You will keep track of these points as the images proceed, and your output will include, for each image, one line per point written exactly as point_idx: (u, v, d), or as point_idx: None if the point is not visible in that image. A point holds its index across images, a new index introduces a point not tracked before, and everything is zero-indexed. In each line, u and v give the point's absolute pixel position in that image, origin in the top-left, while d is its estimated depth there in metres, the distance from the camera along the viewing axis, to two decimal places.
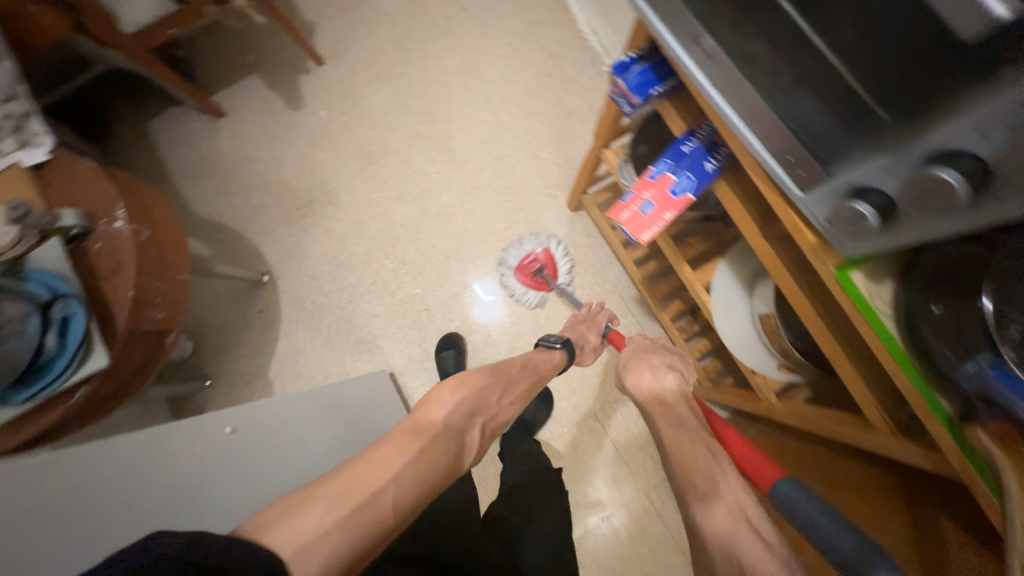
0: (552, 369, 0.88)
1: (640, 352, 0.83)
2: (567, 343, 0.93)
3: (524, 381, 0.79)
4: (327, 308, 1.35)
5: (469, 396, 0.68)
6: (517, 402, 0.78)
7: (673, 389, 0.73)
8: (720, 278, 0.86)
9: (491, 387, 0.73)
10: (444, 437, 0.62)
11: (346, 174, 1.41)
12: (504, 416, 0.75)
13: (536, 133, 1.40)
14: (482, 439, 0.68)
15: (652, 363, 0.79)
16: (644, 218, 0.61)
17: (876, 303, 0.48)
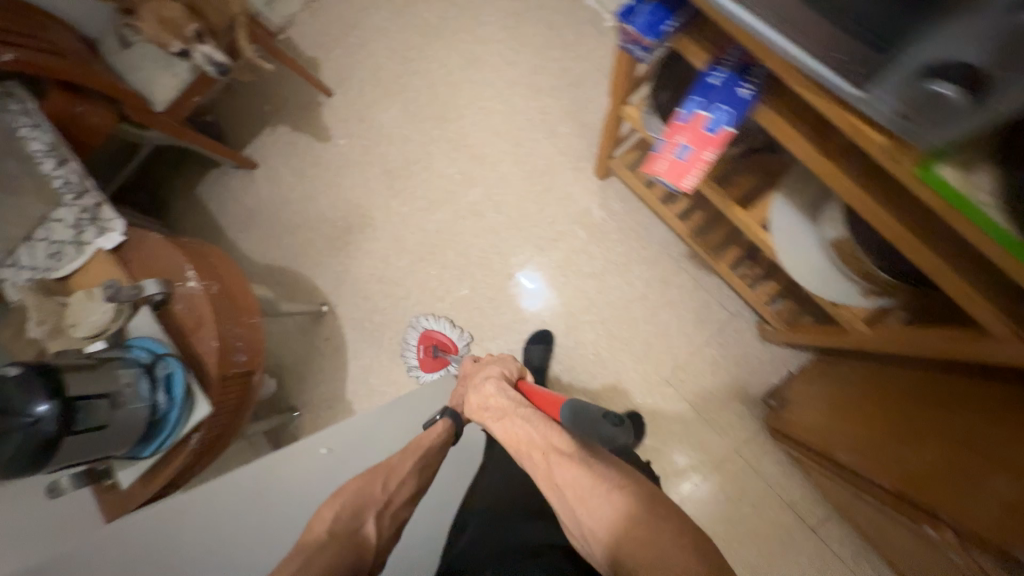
0: (441, 436, 0.81)
1: (477, 371, 0.86)
2: (446, 410, 0.85)
3: (408, 461, 0.76)
4: (384, 324, 1.41)
5: (349, 499, 0.69)
6: (412, 479, 0.75)
7: (493, 393, 0.79)
8: (779, 213, 0.79)
9: (371, 479, 0.71)
10: (330, 544, 0.63)
11: (376, 194, 1.46)
12: (402, 498, 0.73)
13: (551, 109, 1.36)
14: (379, 530, 0.69)
15: (476, 381, 0.83)
16: (683, 164, 0.57)
17: (973, 194, 0.41)
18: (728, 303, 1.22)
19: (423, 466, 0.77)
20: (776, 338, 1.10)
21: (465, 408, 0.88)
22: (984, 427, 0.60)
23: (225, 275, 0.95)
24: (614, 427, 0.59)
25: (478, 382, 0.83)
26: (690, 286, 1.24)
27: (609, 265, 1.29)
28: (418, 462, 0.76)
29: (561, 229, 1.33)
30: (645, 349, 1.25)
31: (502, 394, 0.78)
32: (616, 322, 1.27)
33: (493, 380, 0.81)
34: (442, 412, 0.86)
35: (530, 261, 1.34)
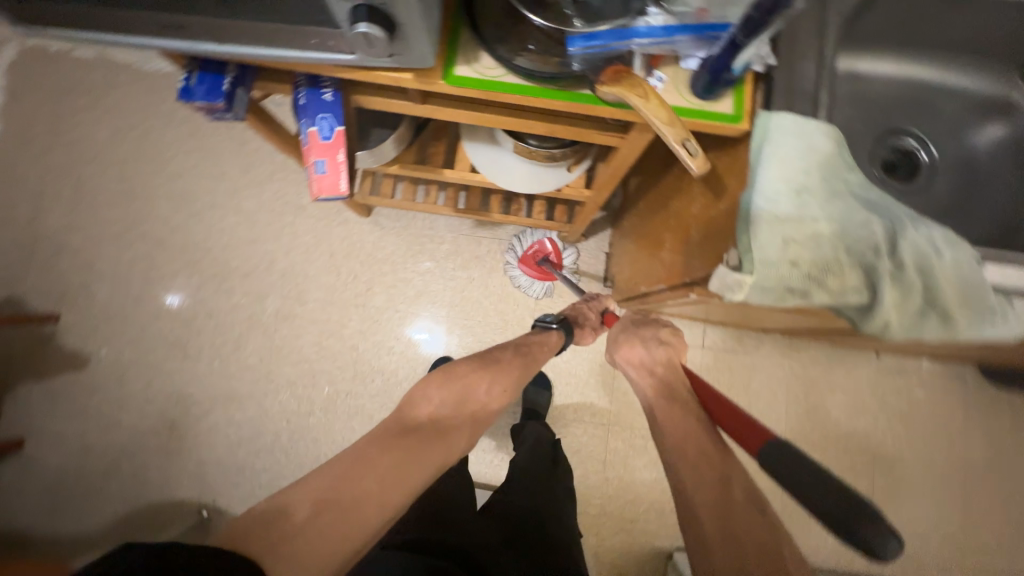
0: (552, 348, 0.89)
1: (632, 326, 0.87)
2: (563, 322, 0.93)
3: (515, 370, 0.82)
4: (276, 478, 1.27)
5: (450, 399, 0.76)
6: (503, 396, 0.80)
7: (661, 364, 0.80)
8: (474, 155, 0.90)
9: (476, 376, 0.79)
10: (424, 431, 0.71)
11: (180, 371, 1.32)
12: (494, 402, 0.79)
13: (285, 189, 1.36)
14: (468, 437, 0.76)
15: (642, 334, 0.84)
16: (326, 175, 0.62)
17: (489, 74, 0.51)
18: (532, 236, 1.34)
19: (523, 376, 0.84)
20: (575, 236, 1.24)
21: (580, 323, 0.96)
22: (681, 202, 0.74)
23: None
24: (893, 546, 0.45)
25: (635, 338, 0.84)
26: (495, 246, 1.34)
27: (428, 275, 1.34)
28: (519, 372, 0.83)
29: (369, 276, 1.34)
30: (502, 317, 1.32)
31: (669, 366, 0.79)
32: (466, 314, 1.32)
33: (646, 347, 0.82)
34: (556, 321, 0.93)
35: (364, 320, 1.33)
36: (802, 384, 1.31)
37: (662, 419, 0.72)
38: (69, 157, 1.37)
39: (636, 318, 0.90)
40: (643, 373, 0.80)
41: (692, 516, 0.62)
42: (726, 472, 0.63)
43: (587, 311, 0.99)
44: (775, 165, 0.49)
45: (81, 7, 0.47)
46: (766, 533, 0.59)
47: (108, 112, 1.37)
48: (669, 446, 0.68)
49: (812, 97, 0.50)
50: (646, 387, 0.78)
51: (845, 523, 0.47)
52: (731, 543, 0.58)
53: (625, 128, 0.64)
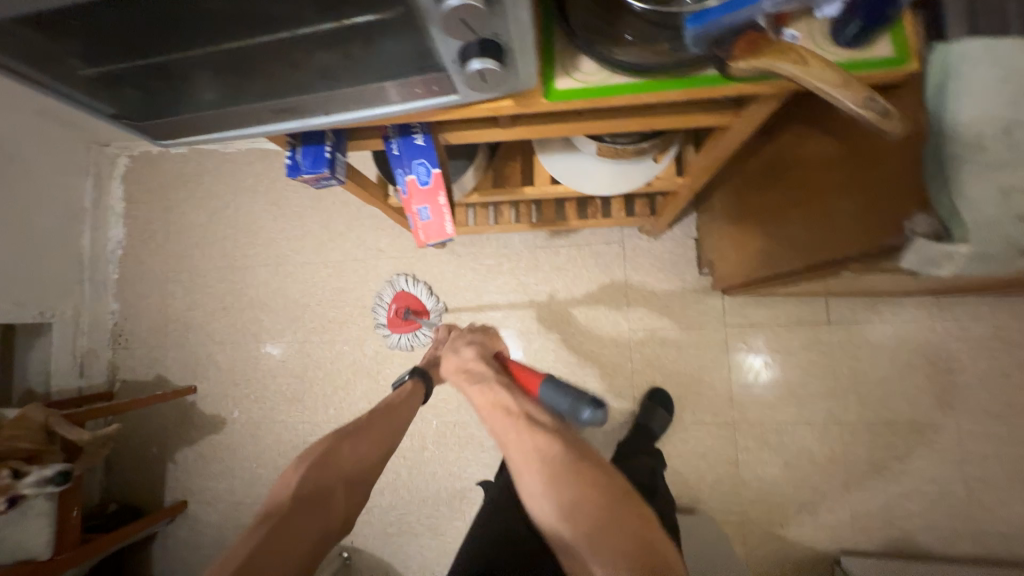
0: (413, 395, 0.81)
1: (453, 335, 0.78)
2: (416, 368, 0.85)
3: (378, 422, 0.73)
4: (402, 514, 1.31)
5: (313, 461, 0.65)
6: (381, 445, 0.71)
7: (476, 359, 0.71)
8: (554, 166, 0.86)
9: (330, 447, 0.67)
10: (292, 512, 0.59)
11: (301, 423, 1.41)
12: (369, 456, 0.69)
13: (364, 235, 1.43)
14: (343, 510, 0.63)
15: (456, 343, 0.75)
16: (433, 220, 0.61)
17: (594, 79, 0.47)
18: (610, 235, 1.28)
19: (396, 424, 0.74)
20: (661, 226, 1.16)
21: (438, 360, 0.87)
22: (805, 170, 0.65)
23: None
24: (594, 412, 0.59)
25: (449, 349, 0.74)
26: (574, 252, 1.29)
27: (509, 292, 1.32)
28: (386, 424, 0.73)
29: (453, 305, 1.35)
30: (593, 324, 1.26)
31: (483, 359, 0.71)
32: (556, 327, 1.28)
33: (473, 344, 0.74)
34: (410, 372, 0.85)
35: None
36: (962, 344, 1.11)
37: (480, 408, 0.63)
38: (181, 245, 1.53)
39: (459, 329, 0.81)
40: (459, 375, 0.70)
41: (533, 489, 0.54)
42: (528, 414, 0.60)
43: (438, 339, 0.90)
44: (973, 97, 0.40)
45: (204, 113, 0.50)
46: (621, 505, 0.53)
47: (205, 198, 1.53)
48: (484, 418, 0.63)
49: (1005, 7, 0.41)
50: (466, 380, 0.68)
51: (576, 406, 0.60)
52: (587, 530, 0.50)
53: (738, 102, 0.57)
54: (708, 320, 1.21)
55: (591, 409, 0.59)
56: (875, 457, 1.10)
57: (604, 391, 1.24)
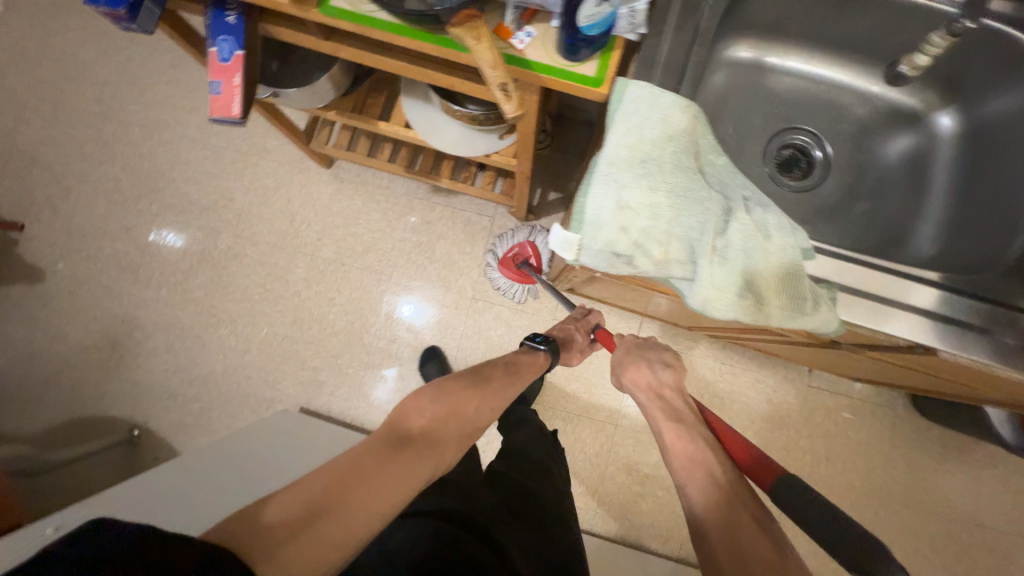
0: (541, 369, 0.81)
1: (633, 349, 0.79)
2: (549, 342, 0.84)
3: (507, 387, 0.73)
4: (204, 407, 1.32)
5: (444, 405, 0.64)
6: (498, 407, 0.71)
7: (672, 388, 0.71)
8: (409, 110, 0.91)
9: (468, 397, 0.67)
10: (419, 453, 0.59)
11: (129, 294, 1.37)
12: (488, 413, 0.69)
13: (251, 130, 1.39)
14: (454, 450, 0.64)
15: (649, 356, 0.76)
16: (223, 96, 0.63)
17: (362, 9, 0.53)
18: (483, 209, 1.35)
19: (519, 385, 0.76)
20: (522, 212, 1.24)
21: (568, 349, 0.89)
22: None
23: None
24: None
25: (643, 362, 0.75)
26: (448, 213, 1.35)
27: (376, 233, 1.36)
28: (513, 382, 0.74)
29: (322, 225, 1.37)
30: (444, 284, 1.34)
31: (676, 389, 0.71)
32: (410, 277, 1.35)
33: (671, 368, 0.74)
34: (544, 342, 0.85)
35: (311, 268, 1.36)
36: (729, 390, 1.31)
37: (672, 448, 0.63)
38: (49, 73, 1.40)
39: (636, 340, 0.81)
40: (653, 398, 0.71)
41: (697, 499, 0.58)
42: (726, 471, 0.59)
43: (575, 336, 0.92)
44: (626, 128, 0.50)
45: None
46: None
47: (91, 34, 1.41)
48: (679, 468, 0.61)
49: (674, 74, 0.52)
50: (652, 408, 0.70)
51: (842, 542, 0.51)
52: (731, 542, 0.53)
53: None
54: (542, 308, 1.32)
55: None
56: (634, 461, 1.27)
57: (432, 345, 1.32)
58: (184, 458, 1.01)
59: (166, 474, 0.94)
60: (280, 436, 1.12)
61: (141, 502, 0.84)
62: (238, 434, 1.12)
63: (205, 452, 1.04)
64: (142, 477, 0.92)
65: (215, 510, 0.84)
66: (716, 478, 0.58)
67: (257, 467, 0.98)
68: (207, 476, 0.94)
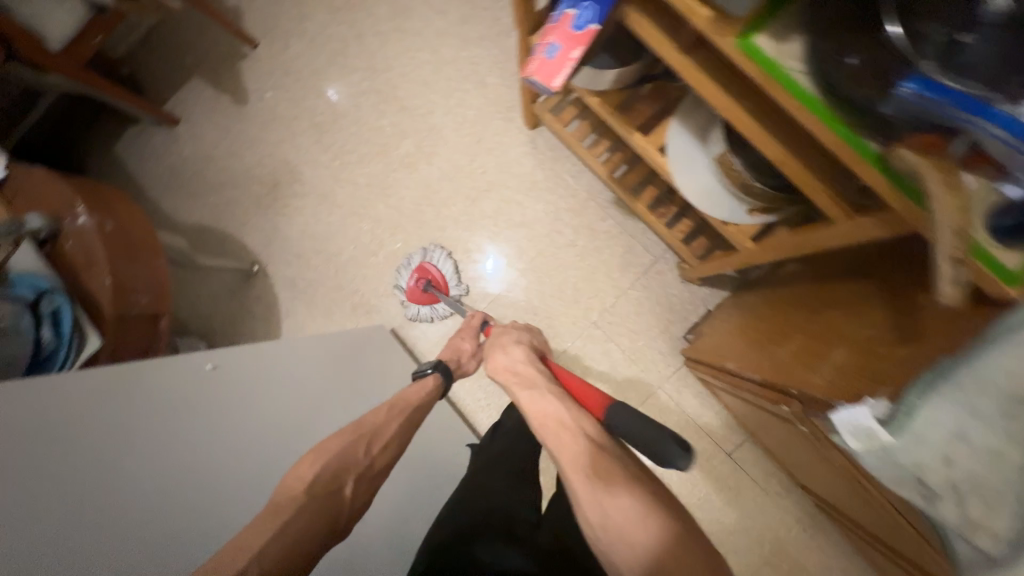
0: (427, 390, 0.77)
1: (497, 338, 0.81)
2: (438, 364, 0.83)
3: (394, 422, 0.67)
4: (317, 280, 1.39)
5: (331, 461, 0.58)
6: (398, 442, 0.66)
7: (524, 362, 0.73)
8: (674, 137, 0.83)
9: (355, 442, 0.62)
10: (305, 508, 0.53)
11: (305, 149, 1.44)
12: (382, 464, 0.63)
13: (479, 58, 1.36)
14: (359, 493, 0.59)
15: (502, 344, 0.78)
16: (552, 63, 0.59)
17: (785, 62, 0.44)
18: (651, 245, 1.26)
19: (409, 426, 0.70)
20: (694, 273, 1.15)
21: (459, 360, 0.88)
22: (843, 318, 0.65)
23: (126, 215, 0.92)
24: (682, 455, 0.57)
25: (500, 347, 0.77)
26: (615, 231, 1.28)
27: (538, 212, 1.32)
28: (405, 425, 0.69)
29: (495, 178, 1.34)
30: (574, 294, 1.29)
31: (529, 362, 0.72)
32: (546, 269, 1.30)
33: (524, 347, 0.77)
34: (433, 366, 0.83)
35: (464, 212, 1.35)
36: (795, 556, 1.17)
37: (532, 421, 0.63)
38: None
39: (526, 328, 0.85)
40: (507, 377, 0.72)
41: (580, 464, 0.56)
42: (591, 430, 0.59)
43: (464, 349, 0.90)
44: None
45: None
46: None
47: None
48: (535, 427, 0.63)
49: None
50: (515, 380, 0.71)
51: (656, 442, 0.57)
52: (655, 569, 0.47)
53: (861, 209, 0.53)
54: (654, 369, 1.23)
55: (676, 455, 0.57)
56: None
57: None
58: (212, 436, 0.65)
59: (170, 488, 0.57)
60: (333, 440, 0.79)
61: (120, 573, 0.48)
62: (286, 394, 0.79)
63: (239, 428, 0.69)
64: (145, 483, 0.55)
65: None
66: (603, 447, 0.57)
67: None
68: (220, 481, 0.62)
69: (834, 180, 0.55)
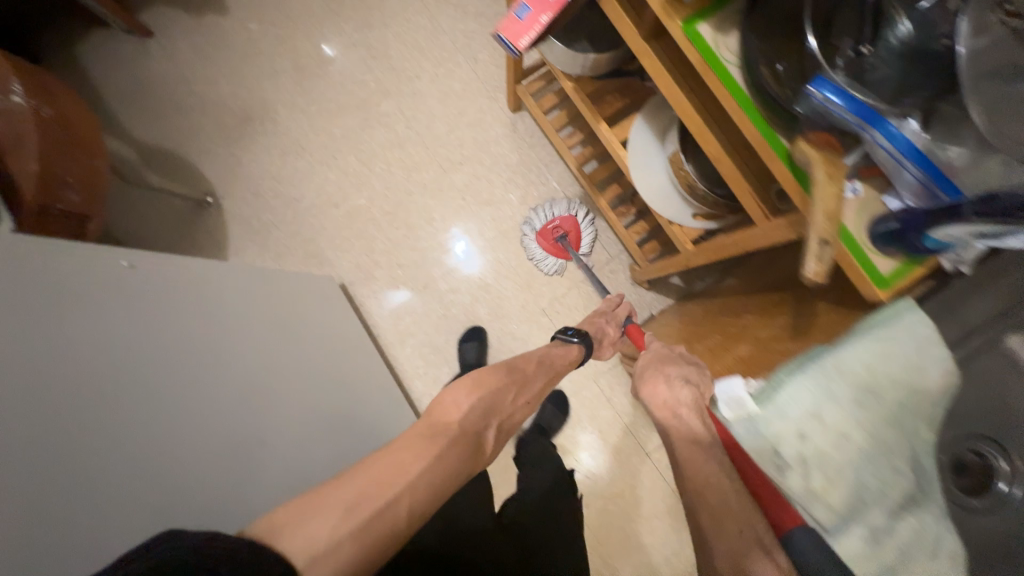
0: (573, 362, 0.82)
1: (657, 359, 0.59)
2: (585, 336, 0.85)
3: (540, 379, 0.75)
4: (273, 223, 1.35)
5: (486, 396, 0.66)
6: (534, 402, 0.75)
7: (694, 405, 0.50)
8: (637, 133, 0.87)
9: (507, 388, 0.70)
10: (460, 440, 0.60)
11: (283, 90, 1.40)
12: (519, 415, 0.72)
13: (475, 33, 1.37)
14: (495, 441, 0.66)
15: (671, 372, 0.54)
16: (521, 25, 0.60)
17: (722, 52, 0.48)
18: (608, 243, 1.31)
19: (546, 387, 0.77)
20: (642, 276, 1.19)
21: (600, 340, 0.90)
22: (754, 321, 0.70)
23: (68, 107, 0.87)
24: None
25: (660, 372, 0.55)
26: (577, 224, 1.31)
27: (508, 194, 1.34)
28: (548, 382, 0.77)
29: (471, 153, 1.35)
30: (528, 279, 1.31)
31: (702, 409, 0.49)
32: (506, 250, 1.32)
33: (693, 384, 0.52)
34: (579, 334, 0.86)
35: (435, 181, 1.35)
36: None
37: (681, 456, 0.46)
38: None
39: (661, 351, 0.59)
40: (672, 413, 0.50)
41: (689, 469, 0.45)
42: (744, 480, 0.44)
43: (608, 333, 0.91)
44: (870, 349, 0.44)
45: None
46: None
47: None
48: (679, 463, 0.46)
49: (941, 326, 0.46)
50: (644, 371, 0.59)
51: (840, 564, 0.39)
52: None
53: (778, 212, 0.57)
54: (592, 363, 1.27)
55: None
56: None
57: (481, 319, 1.30)
58: (72, 365, 0.55)
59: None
60: (229, 417, 0.68)
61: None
62: (201, 356, 0.69)
63: (97, 394, 0.55)
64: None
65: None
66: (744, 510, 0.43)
67: (110, 479, 0.53)
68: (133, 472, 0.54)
69: (758, 182, 0.58)
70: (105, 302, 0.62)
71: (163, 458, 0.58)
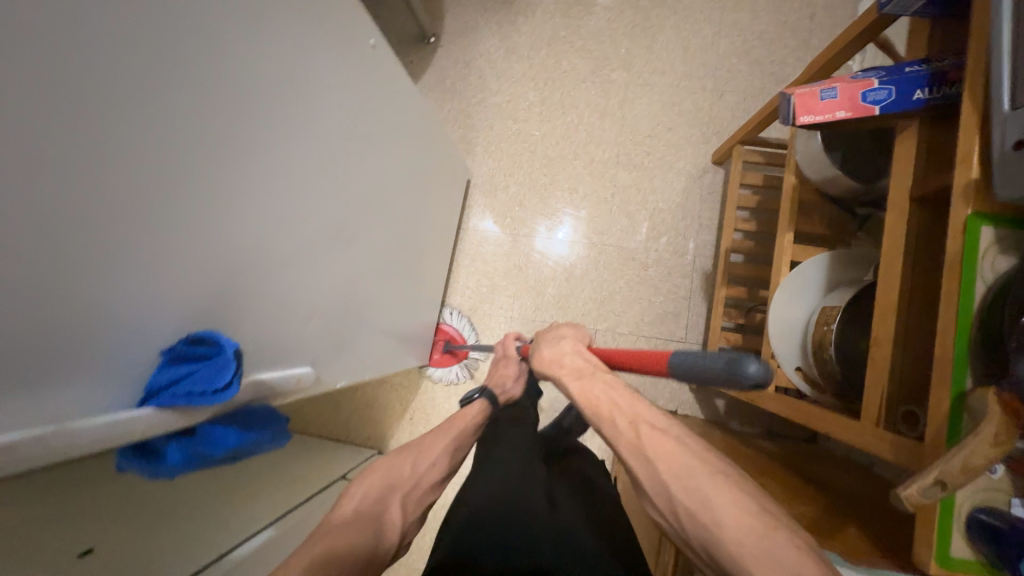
0: (476, 419, 0.82)
1: (552, 331, 0.75)
2: (485, 390, 0.91)
3: (445, 439, 0.74)
4: (458, 95, 1.43)
5: (378, 479, 0.65)
6: (445, 463, 0.73)
7: (573, 353, 0.66)
8: (812, 263, 0.83)
9: (403, 459, 0.69)
10: (356, 522, 0.58)
11: (552, 0, 1.43)
12: (427, 483, 0.70)
13: (739, 75, 1.33)
14: (407, 509, 0.66)
15: (548, 338, 0.72)
16: (817, 103, 0.58)
17: (982, 264, 0.44)
18: (692, 327, 1.28)
19: (456, 447, 0.76)
20: None
21: (505, 386, 0.92)
22: (775, 490, 0.68)
23: None
24: (757, 366, 0.43)
25: (554, 338, 0.71)
26: (680, 292, 1.29)
27: (648, 221, 1.32)
28: (454, 443, 0.76)
29: (649, 166, 1.34)
30: (604, 298, 1.31)
31: (579, 355, 0.65)
32: (608, 262, 1.32)
33: (568, 339, 0.69)
34: (480, 393, 0.91)
35: (601, 164, 1.36)
36: None
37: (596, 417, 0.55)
38: None
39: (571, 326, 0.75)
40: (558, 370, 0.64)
41: (671, 475, 0.46)
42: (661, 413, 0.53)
43: (509, 375, 0.94)
44: None
45: None
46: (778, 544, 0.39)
47: None
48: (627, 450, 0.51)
49: None
50: (563, 373, 0.63)
51: (714, 371, 0.47)
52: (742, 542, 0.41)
53: (891, 429, 0.54)
54: None
55: (749, 362, 0.44)
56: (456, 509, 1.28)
57: (543, 296, 1.33)
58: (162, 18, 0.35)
59: (240, 38, 0.43)
60: (275, 188, 0.54)
61: (118, 16, 0.32)
62: (347, 153, 0.68)
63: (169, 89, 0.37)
64: (229, 8, 0.41)
65: (95, 181, 0.34)
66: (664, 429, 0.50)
67: (255, 180, 0.50)
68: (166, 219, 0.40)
69: (900, 390, 0.55)
70: (328, 43, 0.59)
71: (289, 206, 0.57)
